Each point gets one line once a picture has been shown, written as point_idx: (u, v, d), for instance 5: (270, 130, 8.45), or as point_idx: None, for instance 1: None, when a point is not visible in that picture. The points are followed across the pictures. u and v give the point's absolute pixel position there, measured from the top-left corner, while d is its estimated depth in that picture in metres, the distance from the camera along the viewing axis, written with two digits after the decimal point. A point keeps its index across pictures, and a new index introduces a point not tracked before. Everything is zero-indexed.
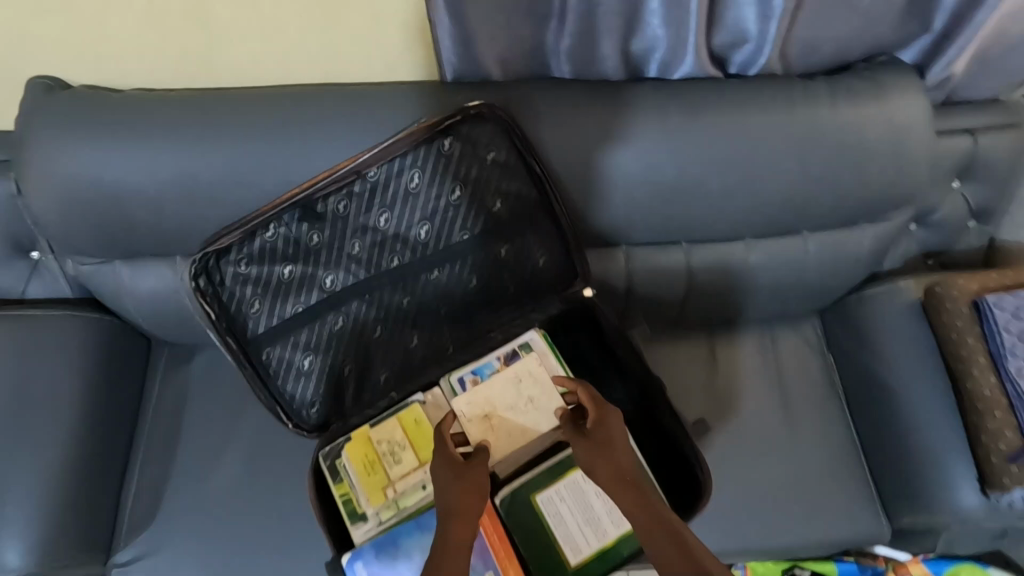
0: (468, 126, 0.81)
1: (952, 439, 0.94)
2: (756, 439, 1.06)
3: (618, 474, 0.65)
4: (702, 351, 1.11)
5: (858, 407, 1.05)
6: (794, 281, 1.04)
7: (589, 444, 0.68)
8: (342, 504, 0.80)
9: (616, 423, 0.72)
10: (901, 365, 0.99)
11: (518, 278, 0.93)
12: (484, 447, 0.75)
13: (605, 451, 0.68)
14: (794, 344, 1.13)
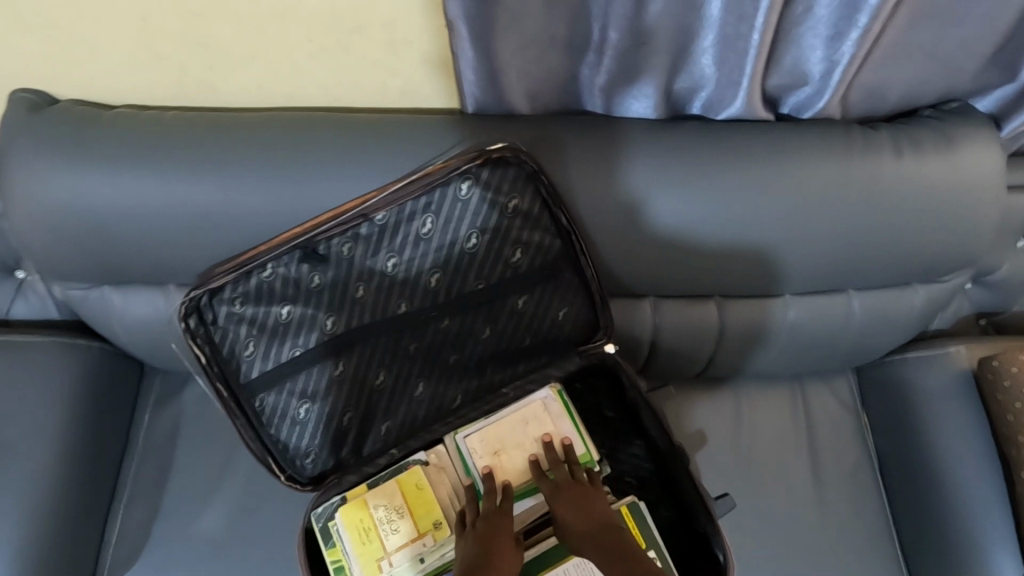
0: (489, 170, 0.73)
1: (1003, 531, 0.88)
2: (782, 507, 0.97)
3: (598, 523, 0.73)
4: (726, 405, 1.04)
5: (892, 478, 0.98)
6: (835, 341, 0.95)
7: (568, 503, 0.74)
8: (335, 571, 0.74)
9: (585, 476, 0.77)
10: (948, 442, 0.93)
11: (535, 332, 0.85)
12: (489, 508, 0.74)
13: (579, 508, 0.74)
14: (827, 401, 1.05)
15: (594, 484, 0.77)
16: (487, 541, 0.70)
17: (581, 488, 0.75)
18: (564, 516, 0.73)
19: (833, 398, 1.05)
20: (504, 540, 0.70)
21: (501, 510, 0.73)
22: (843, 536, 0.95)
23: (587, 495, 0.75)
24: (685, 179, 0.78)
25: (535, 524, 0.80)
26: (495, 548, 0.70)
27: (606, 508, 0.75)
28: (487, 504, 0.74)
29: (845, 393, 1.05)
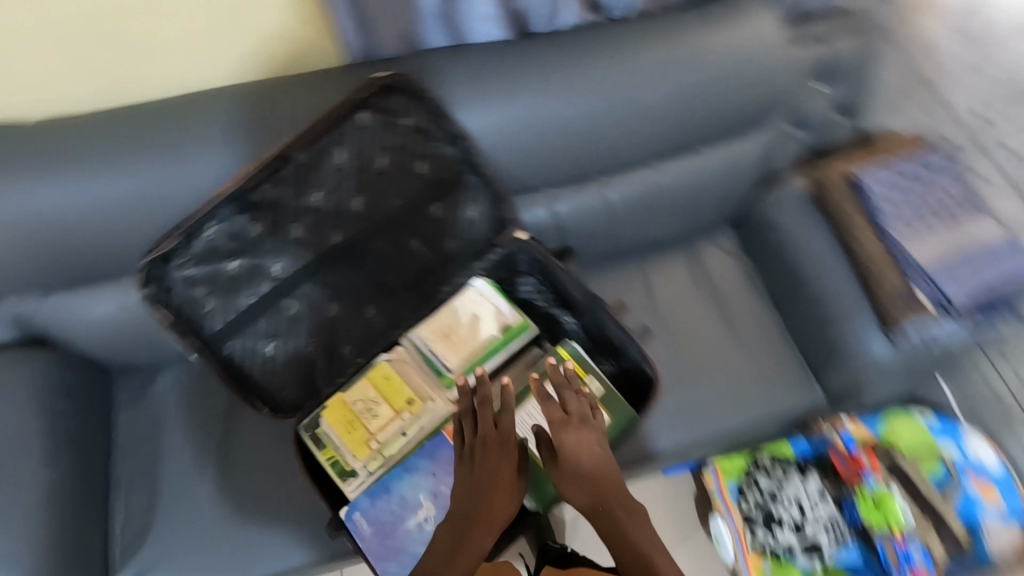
0: (382, 99, 0.86)
1: (858, 305, 1.05)
2: (696, 343, 1.16)
3: (597, 492, 0.79)
4: (636, 277, 1.22)
5: (776, 297, 1.18)
6: (706, 193, 1.14)
7: (570, 460, 0.80)
8: (331, 466, 0.85)
9: (592, 435, 0.82)
10: (810, 247, 1.10)
11: (456, 235, 0.98)
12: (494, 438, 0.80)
13: (584, 461, 0.80)
14: (716, 255, 1.24)
15: (603, 436, 0.83)
16: (485, 484, 0.77)
17: (587, 442, 0.81)
18: (568, 467, 0.80)
19: (721, 251, 1.24)
20: (504, 480, 0.77)
21: (504, 437, 0.79)
22: (745, 352, 1.16)
23: (588, 453, 0.81)
24: (498, 88, 0.95)
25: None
26: (495, 489, 0.77)
27: (613, 475, 0.81)
28: (490, 428, 0.80)
29: (728, 245, 1.25)
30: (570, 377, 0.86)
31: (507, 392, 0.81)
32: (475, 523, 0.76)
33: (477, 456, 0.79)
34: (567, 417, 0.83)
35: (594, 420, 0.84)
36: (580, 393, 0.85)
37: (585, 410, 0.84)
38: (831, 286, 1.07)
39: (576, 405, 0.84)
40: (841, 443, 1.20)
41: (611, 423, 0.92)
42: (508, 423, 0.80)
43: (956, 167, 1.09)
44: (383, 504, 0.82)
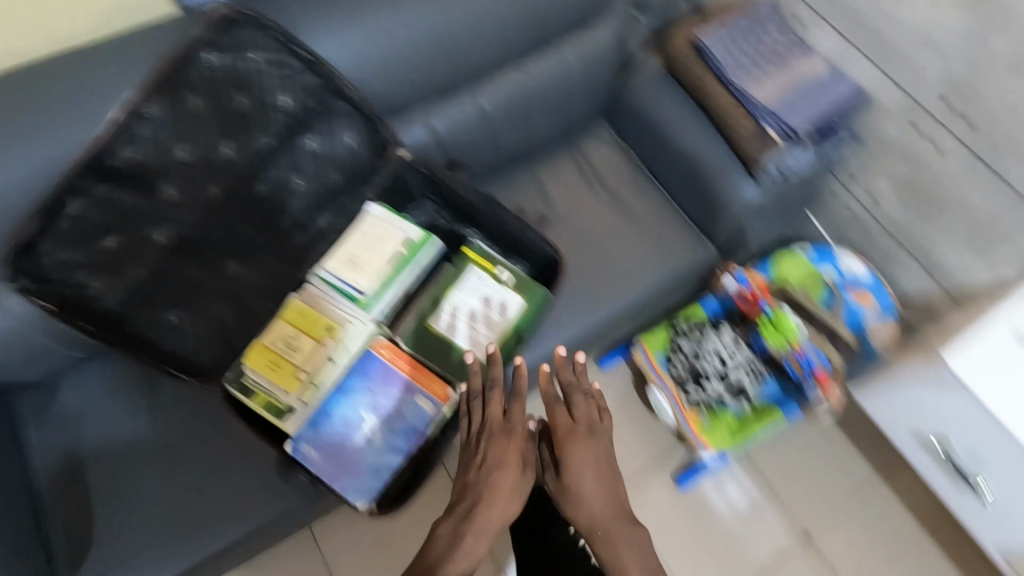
0: (223, 35, 0.84)
1: (722, 157, 1.16)
2: (597, 228, 1.24)
3: (598, 506, 0.90)
4: (529, 182, 1.27)
5: (657, 171, 1.27)
6: (574, 87, 1.20)
7: (578, 464, 0.92)
8: (265, 407, 0.85)
9: (598, 449, 0.95)
10: (672, 118, 1.20)
11: (338, 165, 0.99)
12: (502, 426, 0.83)
13: (587, 475, 0.91)
14: (598, 147, 1.32)
15: (604, 447, 0.97)
16: (492, 471, 0.79)
17: (592, 457, 0.94)
18: (571, 478, 0.92)
19: (601, 142, 1.32)
20: (509, 469, 0.79)
21: (511, 426, 0.83)
22: (641, 226, 1.25)
23: (593, 469, 0.93)
24: (335, 16, 0.94)
25: (398, 306, 0.95)
26: (498, 476, 0.78)
27: (615, 494, 0.92)
28: (498, 416, 0.84)
29: (606, 136, 1.33)
30: (575, 378, 1.03)
31: (519, 375, 0.87)
32: (477, 519, 0.76)
33: (489, 442, 0.82)
34: (576, 427, 0.97)
35: (600, 431, 0.98)
36: (587, 396, 1.02)
37: (591, 419, 0.98)
38: (699, 147, 1.18)
39: (582, 417, 0.99)
40: (740, 287, 1.29)
41: (525, 304, 0.96)
42: (518, 412, 0.85)
43: (780, 16, 1.20)
44: (327, 429, 0.84)
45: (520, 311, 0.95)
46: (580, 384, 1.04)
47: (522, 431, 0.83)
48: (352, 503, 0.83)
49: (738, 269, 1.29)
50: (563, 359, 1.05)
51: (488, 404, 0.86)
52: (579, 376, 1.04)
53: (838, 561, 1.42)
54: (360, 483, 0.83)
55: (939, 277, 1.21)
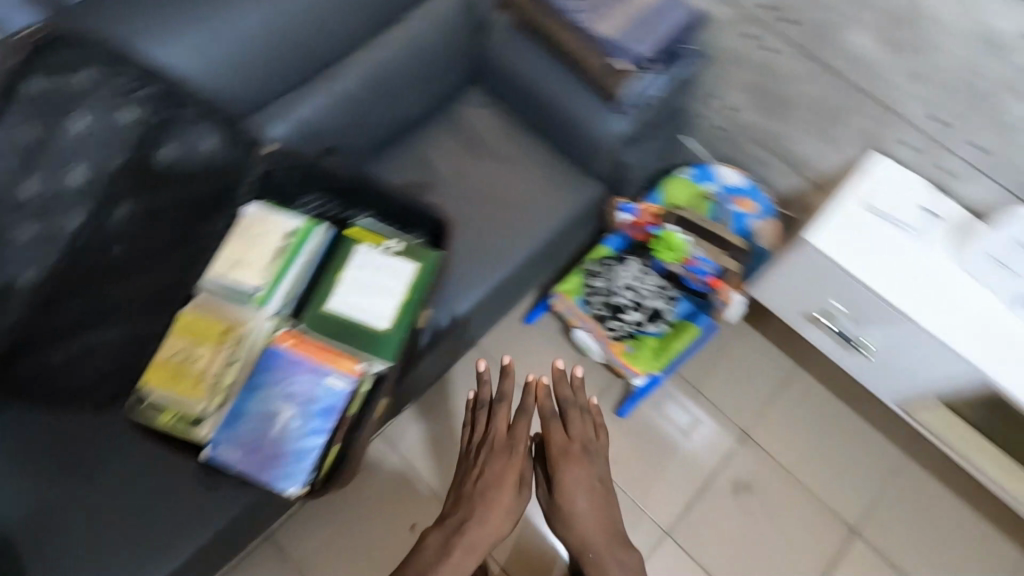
0: (40, 59, 0.84)
1: (584, 96, 1.21)
2: (485, 186, 1.28)
3: (587, 521, 1.03)
4: (413, 159, 1.29)
5: (532, 123, 1.32)
6: (432, 56, 1.22)
7: (569, 482, 1.05)
8: (177, 421, 0.85)
9: (594, 466, 1.08)
10: (533, 68, 1.24)
11: (204, 172, 0.97)
12: (502, 439, 1.06)
13: (582, 503, 1.04)
14: (473, 112, 1.34)
15: (598, 464, 1.09)
16: (490, 481, 1.01)
17: (587, 476, 1.06)
18: (565, 497, 1.04)
19: (475, 107, 1.35)
20: (508, 478, 1.01)
21: (512, 442, 1.05)
22: (528, 178, 1.29)
23: (586, 488, 1.05)
24: (163, 24, 0.94)
25: (296, 297, 0.96)
26: (496, 492, 0.99)
27: (606, 511, 1.04)
28: (501, 433, 1.06)
29: (479, 99, 1.36)
30: (571, 394, 1.14)
31: (527, 395, 1.11)
32: (469, 531, 0.96)
33: (494, 453, 1.04)
34: (573, 445, 1.09)
35: (598, 448, 1.11)
36: (581, 412, 1.14)
37: (586, 437, 1.11)
38: (561, 91, 1.22)
39: (580, 434, 1.10)
40: (629, 217, 1.38)
41: (419, 269, 0.98)
42: (520, 429, 1.07)
43: None
44: (239, 427, 0.86)
45: (416, 274, 0.97)
46: (577, 398, 1.15)
47: (521, 450, 1.04)
48: (283, 491, 0.84)
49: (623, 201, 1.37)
50: (559, 372, 1.16)
51: (494, 421, 1.08)
52: (576, 391, 1.16)
53: (770, 449, 1.55)
54: (287, 471, 0.85)
55: (803, 172, 1.31)
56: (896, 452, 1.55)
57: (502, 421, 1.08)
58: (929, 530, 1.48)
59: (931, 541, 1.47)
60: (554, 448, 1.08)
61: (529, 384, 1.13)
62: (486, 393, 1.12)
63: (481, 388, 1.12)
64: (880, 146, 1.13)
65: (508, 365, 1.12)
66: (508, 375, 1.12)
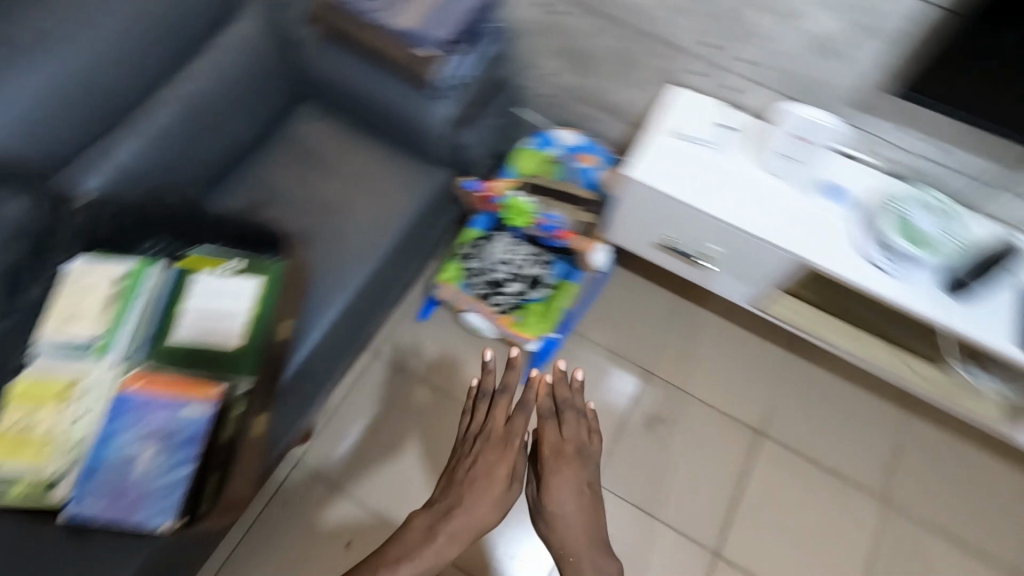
0: None
1: (404, 89, 1.27)
2: (332, 193, 1.29)
3: (571, 523, 0.97)
4: (254, 182, 1.30)
5: (366, 125, 1.36)
6: (248, 81, 1.24)
7: (556, 482, 0.99)
8: (26, 492, 0.83)
9: (588, 468, 1.02)
10: (350, 73, 1.28)
11: (19, 232, 0.98)
12: (496, 429, 1.03)
13: (570, 504, 0.98)
14: (307, 126, 1.37)
15: (591, 465, 1.03)
16: (479, 473, 0.98)
17: (578, 478, 1.00)
18: (554, 498, 0.98)
19: (309, 121, 1.37)
20: (497, 470, 0.99)
21: (507, 436, 1.02)
22: (372, 177, 1.32)
23: (575, 490, 0.99)
24: None
25: (142, 339, 0.95)
26: (485, 483, 0.97)
27: (594, 520, 0.98)
28: (499, 425, 1.03)
29: (312, 112, 1.39)
30: (570, 394, 1.07)
31: (530, 385, 1.07)
32: (452, 519, 0.95)
33: (490, 444, 1.01)
34: (569, 444, 1.03)
35: (592, 450, 1.04)
36: (579, 414, 1.07)
37: (583, 439, 1.04)
38: (382, 89, 1.27)
39: (574, 433, 1.04)
40: (474, 191, 1.41)
41: (264, 283, 1.01)
42: (518, 423, 1.03)
43: None
44: (98, 477, 0.84)
45: (262, 290, 0.99)
46: (576, 399, 1.08)
47: (513, 443, 1.01)
48: (153, 528, 0.83)
49: (466, 178, 1.41)
50: (561, 371, 1.09)
51: (495, 411, 1.05)
52: (576, 393, 1.09)
53: (670, 379, 1.66)
54: (156, 505, 0.84)
55: (626, 118, 1.42)
56: (778, 353, 1.69)
57: (500, 413, 1.05)
58: (820, 413, 1.62)
59: (823, 423, 1.61)
60: (547, 447, 1.02)
61: (530, 377, 1.08)
62: (489, 382, 1.09)
63: (484, 377, 1.09)
64: (674, 80, 1.24)
65: (513, 356, 1.08)
66: (513, 367, 1.08)
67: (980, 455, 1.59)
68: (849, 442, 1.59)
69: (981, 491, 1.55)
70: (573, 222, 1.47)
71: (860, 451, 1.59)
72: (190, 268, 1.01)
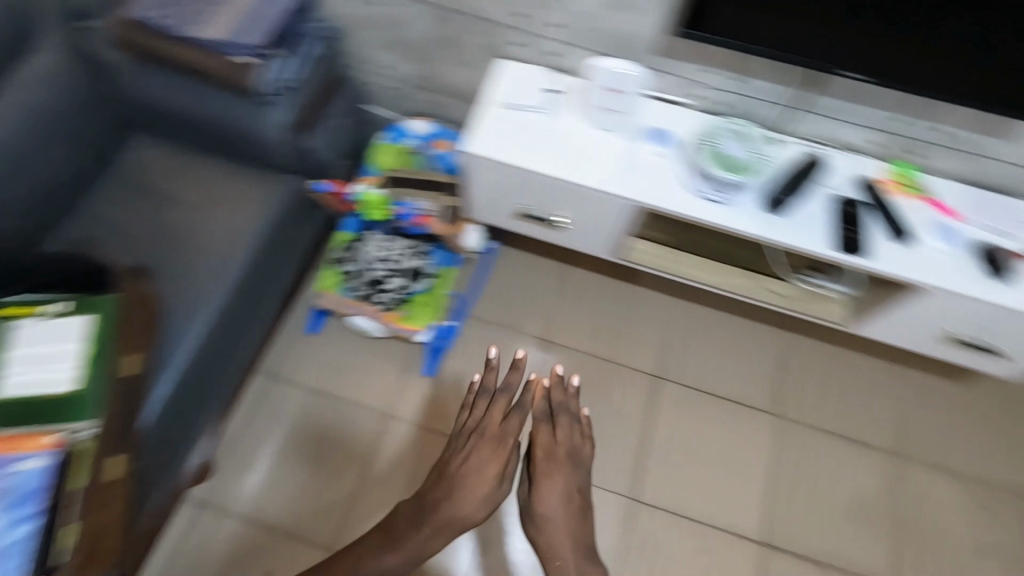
0: None
1: (230, 101, 1.23)
2: (177, 218, 1.26)
3: (556, 526, 1.14)
4: (91, 221, 1.26)
5: (203, 145, 1.34)
6: (63, 115, 1.19)
7: (545, 489, 1.15)
8: None
9: (577, 475, 1.19)
10: (173, 93, 1.24)
11: None
12: (489, 428, 1.17)
13: (553, 502, 1.15)
14: (141, 154, 1.34)
15: (578, 470, 1.20)
16: (472, 470, 1.13)
17: (566, 481, 1.17)
18: (543, 496, 1.15)
19: (142, 149, 1.35)
20: (489, 467, 1.13)
21: (501, 435, 1.16)
22: (218, 195, 1.29)
23: (561, 492, 1.16)
24: None
25: None
26: (478, 476, 1.12)
27: (577, 524, 1.15)
28: (495, 425, 1.18)
29: (145, 141, 1.36)
30: (567, 398, 1.25)
31: (527, 389, 1.23)
32: (443, 509, 1.11)
33: (483, 439, 1.16)
34: (559, 445, 1.20)
35: (584, 457, 1.22)
36: (571, 419, 1.24)
37: (574, 441, 1.21)
38: (207, 105, 1.25)
39: (563, 436, 1.21)
40: (325, 192, 1.40)
41: (96, 318, 0.97)
42: (512, 423, 1.18)
43: None
44: None
45: (94, 325, 0.96)
46: (569, 403, 1.26)
47: (506, 444, 1.16)
48: None
49: (315, 181, 1.39)
50: (558, 377, 1.27)
51: (493, 410, 1.20)
52: (570, 397, 1.26)
53: (568, 343, 1.70)
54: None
55: (468, 99, 1.45)
56: (665, 299, 1.77)
57: (494, 417, 1.19)
58: (710, 347, 1.72)
59: (714, 356, 1.71)
60: (542, 448, 1.19)
61: (531, 380, 1.24)
62: (490, 382, 1.24)
63: (487, 375, 1.24)
64: (498, 53, 1.28)
65: (518, 360, 1.23)
66: (517, 368, 1.23)
67: (855, 356, 1.73)
68: (739, 368, 1.70)
69: (860, 389, 1.69)
70: (438, 207, 1.48)
71: (751, 376, 1.69)
72: (13, 317, 0.97)
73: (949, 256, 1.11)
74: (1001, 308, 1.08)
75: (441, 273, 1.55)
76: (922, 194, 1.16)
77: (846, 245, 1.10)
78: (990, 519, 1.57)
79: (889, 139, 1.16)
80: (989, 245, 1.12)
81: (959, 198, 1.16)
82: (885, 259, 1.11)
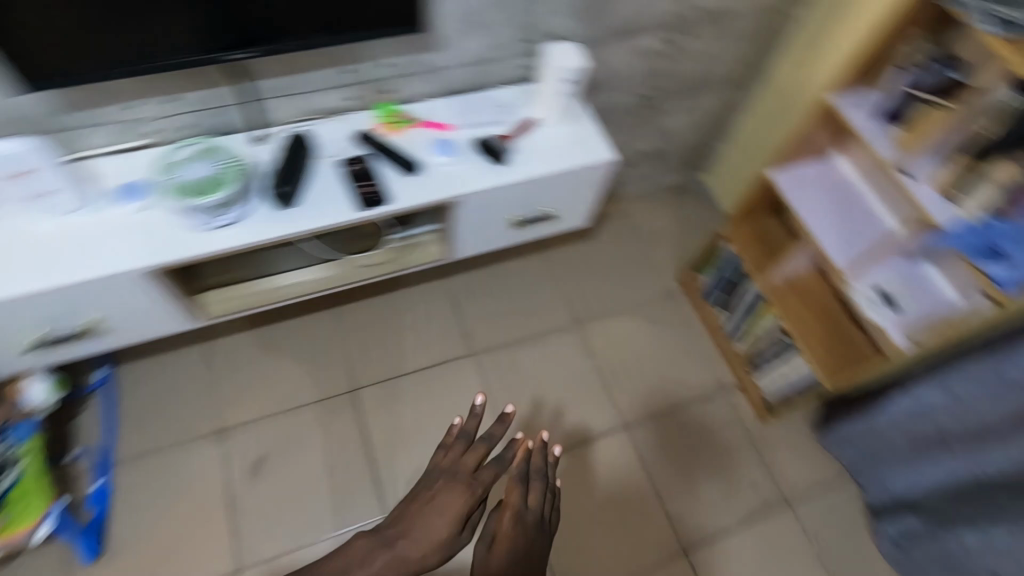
0: None
1: None
2: None
3: None
4: None
5: None
6: None
7: (501, 551, 0.94)
8: None
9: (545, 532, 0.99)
10: None
11: None
12: (462, 471, 0.98)
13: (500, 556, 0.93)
14: None
15: (545, 539, 0.99)
16: (436, 507, 0.95)
17: (529, 538, 0.96)
18: (499, 551, 0.94)
19: None
20: (449, 513, 0.94)
21: (471, 482, 0.97)
22: None
23: (520, 550, 0.95)
24: None
25: None
26: (434, 518, 0.94)
27: None
28: (468, 466, 0.99)
29: None
30: (545, 466, 1.02)
31: (519, 443, 1.01)
32: (395, 547, 0.93)
33: (453, 482, 0.97)
34: (534, 497, 1.00)
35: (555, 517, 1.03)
36: (544, 488, 1.01)
37: (545, 515, 1.00)
38: None
39: (534, 494, 1.00)
40: None
41: None
42: (486, 474, 0.98)
43: None
44: None
45: None
46: (547, 473, 1.03)
47: (473, 490, 0.96)
48: None
49: None
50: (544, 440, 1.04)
51: (467, 450, 1.01)
52: (548, 466, 1.04)
53: (253, 417, 1.56)
54: None
55: None
56: (331, 315, 1.73)
57: (468, 463, 0.99)
58: (394, 331, 1.73)
59: (402, 337, 1.73)
60: (510, 510, 0.97)
61: (518, 435, 1.02)
62: (471, 426, 1.03)
63: (469, 419, 1.04)
64: None
65: (507, 413, 1.04)
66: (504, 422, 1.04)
67: (512, 266, 1.89)
68: (427, 334, 1.74)
69: (529, 289, 1.86)
70: None
71: (437, 335, 1.75)
72: None
73: (452, 164, 1.20)
74: (528, 178, 1.22)
75: (27, 449, 1.29)
76: (410, 122, 1.23)
77: (364, 202, 1.12)
78: (659, 325, 1.87)
79: (356, 89, 1.20)
80: (481, 139, 1.24)
81: (445, 112, 1.27)
82: (405, 193, 1.16)
